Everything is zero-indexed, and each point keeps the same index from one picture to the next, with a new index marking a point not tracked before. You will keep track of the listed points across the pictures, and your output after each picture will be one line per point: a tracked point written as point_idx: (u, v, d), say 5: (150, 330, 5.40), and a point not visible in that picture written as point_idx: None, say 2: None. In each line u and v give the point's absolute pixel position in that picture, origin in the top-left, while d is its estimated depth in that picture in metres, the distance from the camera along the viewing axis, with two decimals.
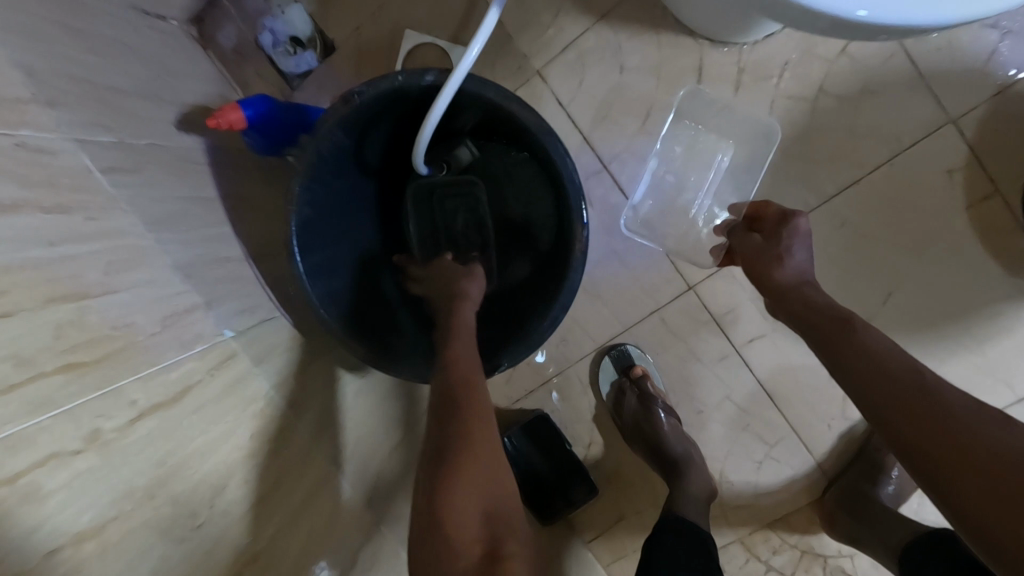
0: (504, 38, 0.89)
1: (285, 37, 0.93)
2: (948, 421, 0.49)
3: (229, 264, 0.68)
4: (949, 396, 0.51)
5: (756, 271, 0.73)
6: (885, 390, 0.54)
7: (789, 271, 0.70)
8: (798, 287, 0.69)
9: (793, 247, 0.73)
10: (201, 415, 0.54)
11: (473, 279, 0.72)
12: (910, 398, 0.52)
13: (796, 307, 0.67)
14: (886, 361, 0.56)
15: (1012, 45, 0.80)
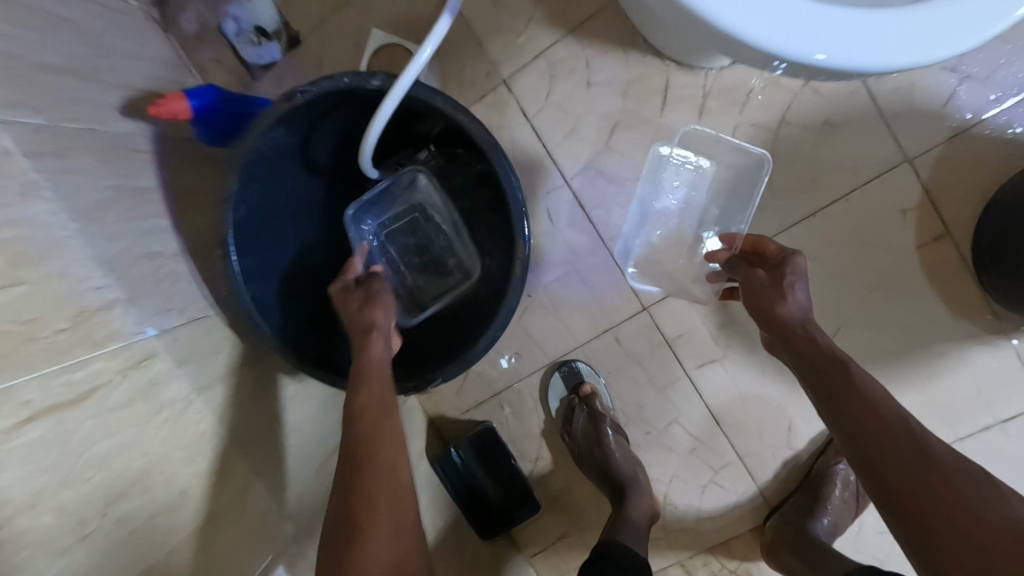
0: (471, 44, 0.88)
1: (250, 25, 0.90)
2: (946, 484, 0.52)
3: (161, 259, 0.66)
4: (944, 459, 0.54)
5: (756, 307, 0.72)
6: (883, 445, 0.56)
7: (794, 308, 0.69)
8: (804, 326, 0.67)
9: (795, 284, 0.71)
10: (104, 421, 0.50)
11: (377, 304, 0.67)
12: (907, 457, 0.55)
13: (799, 347, 0.66)
14: (886, 418, 0.58)
15: (971, 89, 0.79)
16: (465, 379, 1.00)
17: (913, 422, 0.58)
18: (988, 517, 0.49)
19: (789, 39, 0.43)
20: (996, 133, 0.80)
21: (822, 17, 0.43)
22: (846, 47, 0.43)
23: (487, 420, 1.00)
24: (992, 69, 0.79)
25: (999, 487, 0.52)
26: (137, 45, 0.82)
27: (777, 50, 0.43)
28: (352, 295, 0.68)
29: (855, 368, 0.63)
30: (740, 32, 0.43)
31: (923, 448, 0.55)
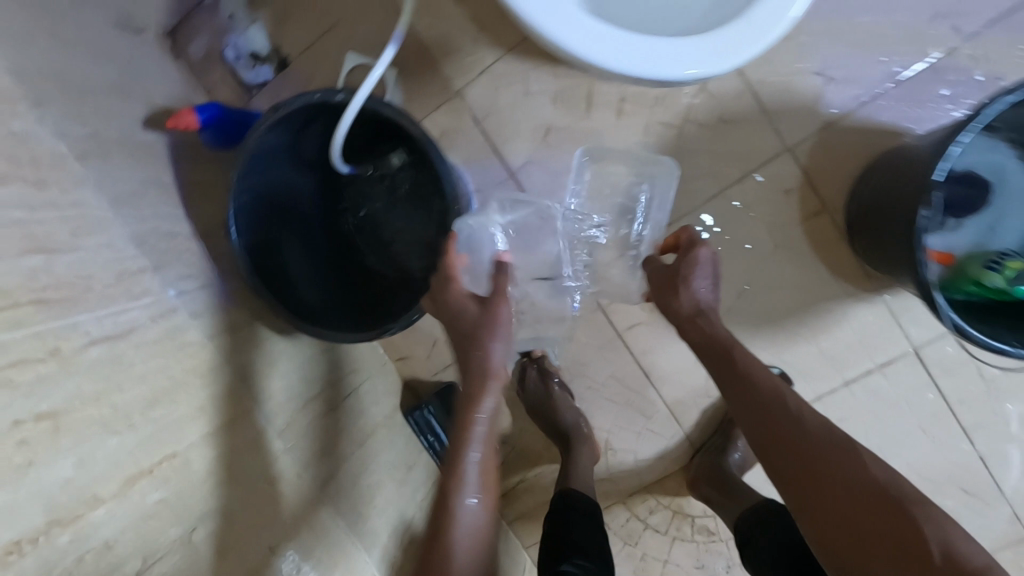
0: (429, 63, 1.06)
1: (246, 52, 1.10)
2: (814, 454, 0.69)
3: (179, 239, 0.83)
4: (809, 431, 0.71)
5: (663, 299, 0.87)
6: (765, 423, 0.73)
7: (686, 303, 0.84)
8: (693, 320, 0.84)
9: (694, 274, 0.84)
10: (142, 350, 0.67)
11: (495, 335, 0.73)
12: (783, 432, 0.72)
13: (694, 338, 0.83)
14: (765, 397, 0.75)
15: (836, 88, 0.96)
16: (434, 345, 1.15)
17: (789, 400, 0.74)
18: (851, 477, 0.67)
19: (669, 69, 0.60)
20: (861, 124, 0.97)
21: (683, 49, 0.60)
22: (709, 60, 0.59)
23: (454, 381, 1.16)
24: (853, 71, 0.95)
25: (856, 447, 0.69)
26: (154, 70, 1.00)
27: (663, 77, 0.60)
28: (474, 317, 0.74)
29: (738, 354, 0.79)
30: (630, 71, 0.60)
31: (794, 420, 0.72)
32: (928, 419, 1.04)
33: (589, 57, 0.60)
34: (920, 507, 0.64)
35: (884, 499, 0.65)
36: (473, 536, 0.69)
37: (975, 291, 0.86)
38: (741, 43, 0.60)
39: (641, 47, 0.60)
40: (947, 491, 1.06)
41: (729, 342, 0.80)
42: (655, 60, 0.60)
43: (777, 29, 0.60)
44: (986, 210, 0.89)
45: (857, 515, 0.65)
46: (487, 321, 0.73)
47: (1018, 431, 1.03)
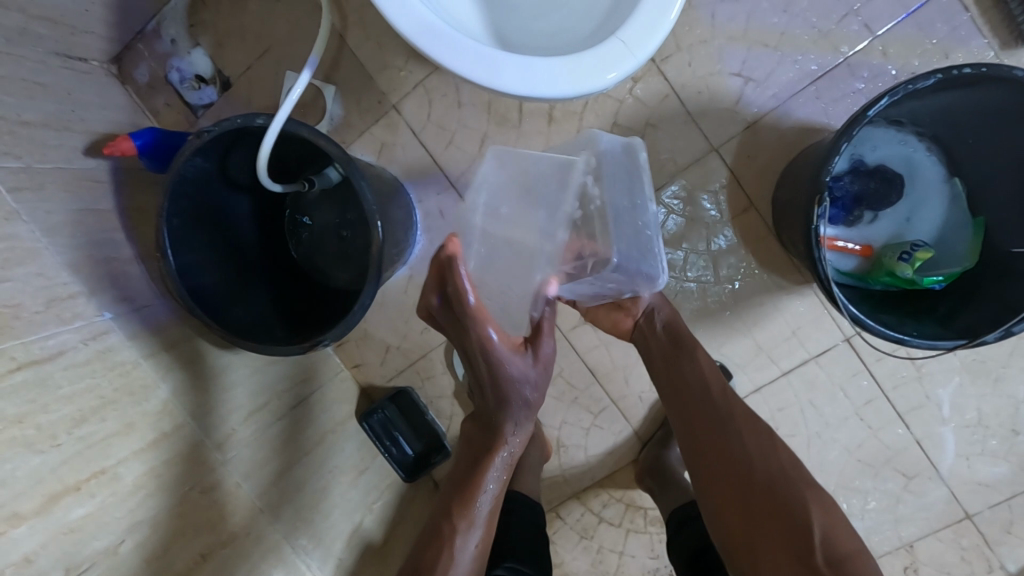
0: (366, 79, 1.09)
1: (191, 75, 1.14)
2: (734, 441, 0.76)
3: (118, 263, 0.87)
4: (738, 422, 0.77)
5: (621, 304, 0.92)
6: (699, 412, 0.79)
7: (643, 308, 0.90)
8: (652, 322, 0.91)
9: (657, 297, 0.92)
10: (69, 372, 0.71)
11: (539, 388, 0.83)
12: (710, 421, 0.78)
13: (653, 338, 0.89)
14: (707, 387, 0.81)
15: (755, 89, 0.99)
16: (387, 351, 1.18)
17: (730, 395, 0.81)
18: (764, 465, 0.73)
19: (588, 80, 0.61)
20: (782, 121, 0.99)
21: (592, 61, 0.61)
22: (622, 61, 0.61)
23: (407, 385, 1.19)
24: (770, 71, 0.98)
25: (777, 445, 0.76)
26: (98, 98, 1.04)
27: (589, 89, 0.61)
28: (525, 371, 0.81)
29: (692, 352, 0.86)
30: (554, 93, 0.62)
31: (727, 411, 0.79)
32: (862, 404, 1.07)
33: (508, 89, 0.62)
34: (816, 499, 0.70)
35: (788, 490, 0.71)
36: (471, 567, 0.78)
37: (889, 281, 0.88)
38: (624, 53, 0.61)
39: (552, 70, 0.62)
40: (885, 474, 1.09)
41: (684, 341, 0.88)
42: (572, 73, 0.61)
43: (656, 39, 0.61)
44: (900, 202, 0.91)
45: (760, 504, 0.70)
46: (533, 376, 0.82)
47: (950, 414, 1.06)
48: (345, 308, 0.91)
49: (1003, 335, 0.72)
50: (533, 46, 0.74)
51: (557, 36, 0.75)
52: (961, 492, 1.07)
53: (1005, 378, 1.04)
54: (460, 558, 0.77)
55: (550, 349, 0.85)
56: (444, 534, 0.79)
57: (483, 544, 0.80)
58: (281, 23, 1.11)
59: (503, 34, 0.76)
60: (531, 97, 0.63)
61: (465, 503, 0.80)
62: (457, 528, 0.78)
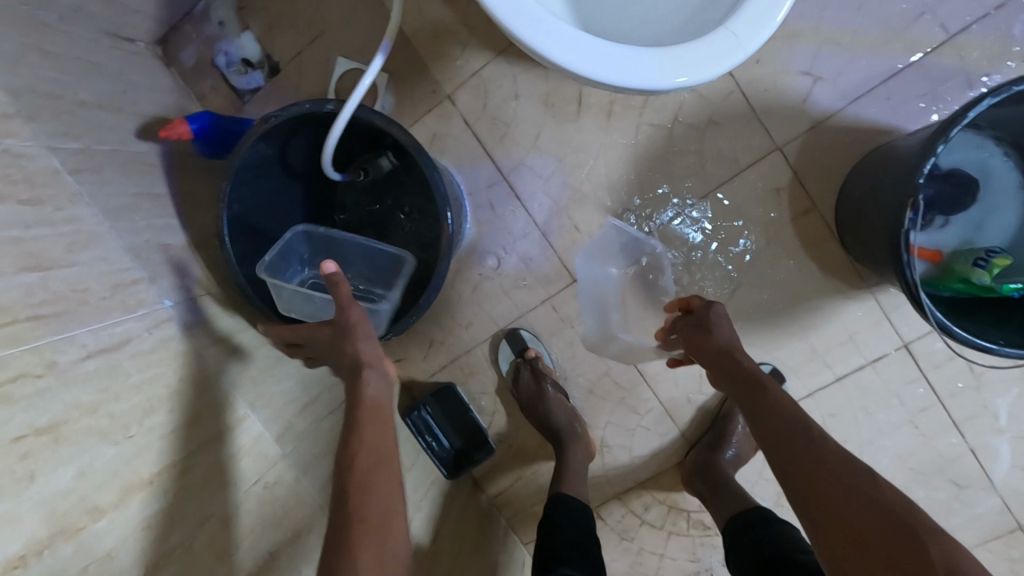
0: (420, 68, 1.07)
1: (238, 59, 1.11)
2: (829, 476, 0.64)
3: (173, 250, 0.85)
4: (828, 451, 0.66)
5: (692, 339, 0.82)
6: (784, 445, 0.68)
7: (719, 337, 0.79)
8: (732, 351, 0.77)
9: (720, 320, 0.81)
10: (137, 362, 0.69)
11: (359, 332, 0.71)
12: (799, 455, 0.66)
13: (716, 365, 0.78)
14: (786, 418, 0.70)
15: (823, 88, 0.97)
16: (431, 347, 1.17)
17: (808, 421, 0.69)
18: (870, 503, 0.61)
19: (672, 76, 0.59)
20: (849, 122, 0.97)
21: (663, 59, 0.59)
22: (729, 56, 0.58)
23: (449, 381, 1.17)
24: (841, 70, 0.96)
25: (877, 478, 0.64)
26: (146, 79, 1.01)
27: (645, 85, 0.59)
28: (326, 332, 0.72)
29: (765, 379, 0.75)
30: (614, 81, 0.59)
31: (816, 443, 0.67)
32: (917, 411, 1.06)
33: (596, 76, 0.59)
34: (939, 542, 0.57)
35: (902, 529, 0.58)
36: (370, 526, 0.60)
37: (962, 287, 0.86)
38: (725, 48, 0.59)
39: (644, 61, 0.59)
40: (937, 484, 1.08)
41: (752, 365, 0.76)
42: (642, 68, 0.59)
43: (765, 34, 0.59)
44: (972, 208, 0.89)
45: (877, 550, 0.58)
46: (346, 331, 0.71)
47: (1006, 424, 1.04)
48: (406, 301, 0.89)
49: None
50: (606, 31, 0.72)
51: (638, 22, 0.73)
52: (1014, 503, 1.06)
53: None
54: (361, 513, 0.61)
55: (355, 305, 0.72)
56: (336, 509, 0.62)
57: (380, 490, 0.63)
58: (334, 7, 1.09)
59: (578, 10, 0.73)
60: (620, 87, 0.60)
61: (343, 458, 0.65)
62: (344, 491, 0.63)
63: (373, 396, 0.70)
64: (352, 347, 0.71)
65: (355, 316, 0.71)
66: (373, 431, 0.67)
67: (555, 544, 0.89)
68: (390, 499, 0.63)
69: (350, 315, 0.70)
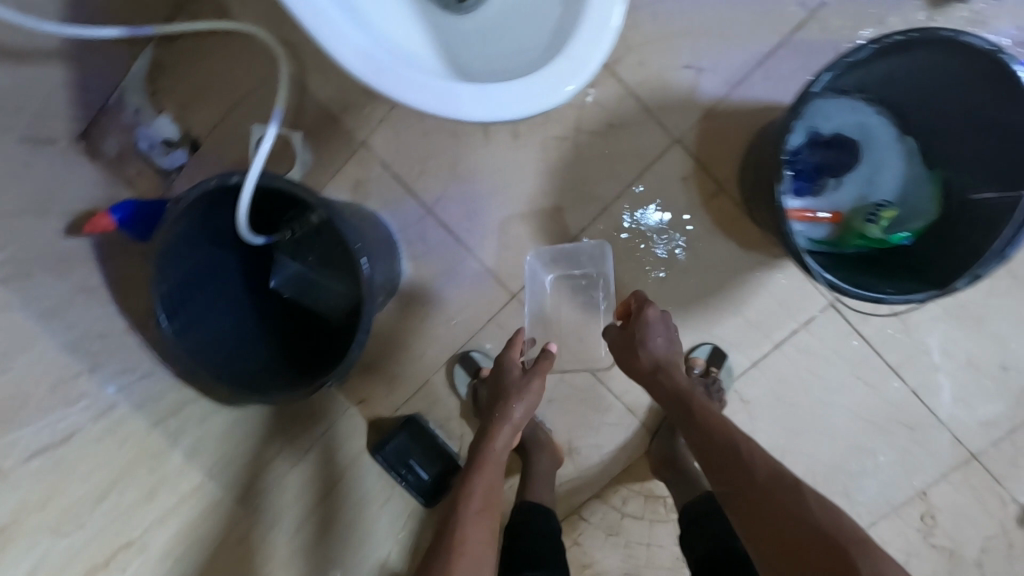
0: (331, 120, 1.11)
1: (158, 140, 1.16)
2: (757, 490, 0.74)
3: (113, 336, 0.88)
4: (754, 465, 0.76)
5: (625, 360, 0.94)
6: (720, 464, 0.78)
7: (647, 358, 0.91)
8: (656, 372, 0.90)
9: (651, 334, 0.92)
10: (85, 451, 0.72)
11: (526, 391, 0.97)
12: (731, 473, 0.77)
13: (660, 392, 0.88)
14: (719, 438, 0.80)
15: (707, 78, 1.03)
16: (390, 383, 1.20)
17: (739, 442, 0.79)
18: (792, 510, 0.70)
19: (535, 101, 0.63)
20: (737, 105, 1.03)
21: (522, 87, 0.64)
22: (576, 75, 0.63)
23: (415, 412, 1.21)
24: (720, 58, 1.02)
25: (800, 486, 0.73)
26: (70, 176, 1.05)
27: (514, 116, 0.64)
28: (516, 373, 1.00)
29: (699, 402, 0.85)
30: (487, 116, 0.64)
31: (743, 460, 0.77)
32: (857, 363, 1.10)
33: (469, 116, 0.64)
34: (855, 541, 0.66)
35: (819, 533, 0.67)
36: (480, 532, 0.80)
37: (862, 243, 0.92)
38: (574, 69, 0.63)
39: (507, 94, 0.64)
40: (890, 429, 1.12)
41: (689, 390, 0.87)
42: (493, 101, 0.64)
43: (603, 47, 0.63)
44: (860, 167, 0.95)
45: (798, 553, 0.67)
46: (524, 386, 0.97)
47: (941, 360, 1.09)
48: (345, 346, 0.92)
49: (972, 280, 0.74)
50: (449, 60, 0.77)
51: (485, 56, 0.79)
52: (964, 434, 1.11)
53: (989, 320, 1.06)
54: (462, 541, 0.78)
55: (541, 378, 0.99)
56: (441, 540, 0.79)
57: (487, 528, 0.81)
58: (242, 77, 1.13)
59: (433, 37, 0.78)
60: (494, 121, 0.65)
61: (462, 492, 0.85)
62: (455, 527, 0.80)
63: (503, 449, 0.92)
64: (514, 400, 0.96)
65: (536, 386, 0.98)
66: (492, 480, 0.87)
67: (519, 549, 0.93)
68: (484, 548, 0.79)
69: (535, 380, 0.98)
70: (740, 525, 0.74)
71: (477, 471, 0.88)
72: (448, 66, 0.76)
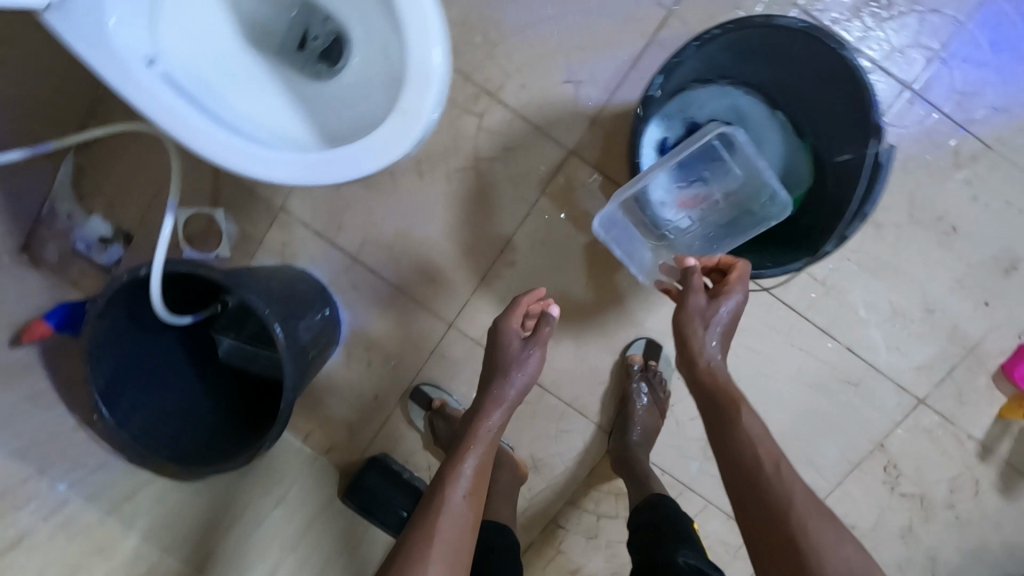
0: (248, 192, 1.17)
1: (94, 240, 1.22)
2: (796, 525, 0.71)
3: (64, 435, 0.93)
4: (795, 495, 0.74)
5: (682, 330, 0.84)
6: (756, 486, 0.75)
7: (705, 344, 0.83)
8: (711, 362, 0.83)
9: (716, 322, 0.83)
10: (33, 553, 0.80)
11: (523, 363, 0.90)
12: (767, 499, 0.74)
13: (704, 380, 0.83)
14: (763, 457, 0.76)
15: (586, 89, 1.07)
16: (351, 428, 1.24)
17: (781, 463, 0.76)
18: (827, 552, 0.70)
19: (378, 156, 0.69)
20: (620, 109, 1.07)
21: (365, 145, 0.69)
22: (409, 125, 0.67)
23: (380, 452, 1.25)
24: (596, 68, 1.06)
25: (834, 521, 0.73)
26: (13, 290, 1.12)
27: (360, 173, 0.70)
28: (516, 337, 0.92)
29: (745, 407, 0.80)
30: (340, 177, 0.70)
31: (787, 488, 0.74)
32: (790, 331, 1.12)
33: (323, 181, 0.70)
34: None
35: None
36: (460, 517, 0.80)
37: None
38: (407, 121, 0.67)
39: (352, 154, 0.69)
40: (835, 389, 1.14)
41: (735, 392, 0.81)
42: (342, 163, 0.70)
43: (433, 94, 0.67)
44: None
45: None
46: (522, 356, 0.90)
47: (868, 314, 1.10)
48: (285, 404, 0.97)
49: (839, 242, 0.77)
50: (317, 126, 0.84)
51: (346, 110, 0.84)
52: (906, 381, 1.12)
53: (905, 267, 1.08)
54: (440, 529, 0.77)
55: (541, 346, 0.92)
56: (416, 529, 0.78)
57: (469, 513, 0.81)
58: (160, 167, 1.20)
59: (300, 107, 0.85)
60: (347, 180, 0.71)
61: (443, 478, 0.83)
62: (434, 516, 0.79)
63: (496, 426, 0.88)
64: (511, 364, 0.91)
65: (534, 354, 0.91)
66: (482, 460, 0.85)
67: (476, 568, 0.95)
68: (462, 536, 0.79)
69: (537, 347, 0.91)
70: (756, 546, 0.74)
71: (465, 453, 0.85)
72: (310, 133, 0.83)
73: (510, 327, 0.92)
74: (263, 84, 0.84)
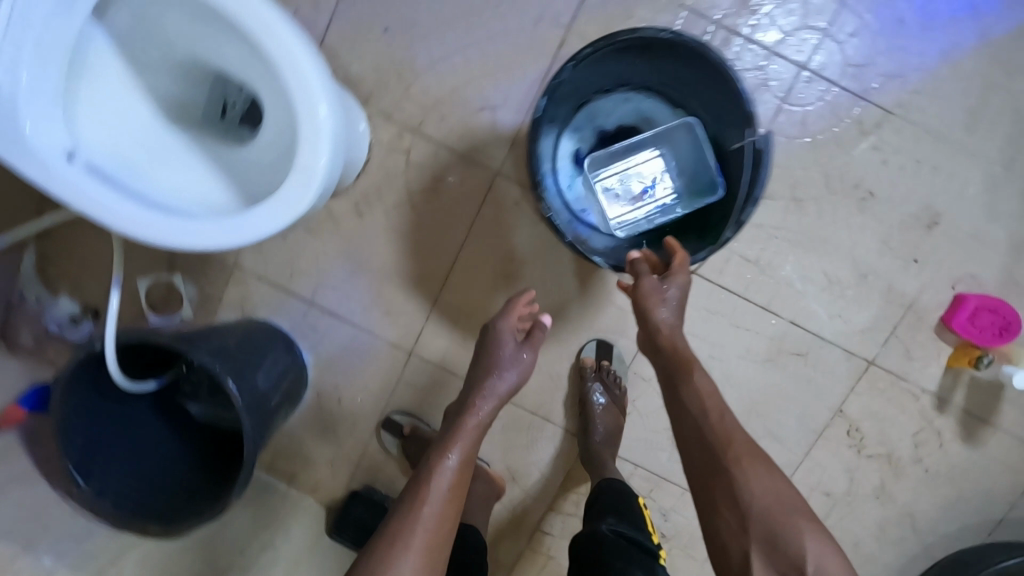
0: (202, 255, 1.23)
1: (65, 319, 1.27)
2: (734, 465, 0.75)
3: (48, 511, 0.98)
4: (736, 438, 0.77)
5: (638, 307, 0.86)
6: (699, 433, 0.78)
7: (660, 320, 0.85)
8: (667, 326, 0.85)
9: (669, 300, 0.86)
10: None
11: (515, 364, 0.96)
12: (709, 445, 0.77)
13: (654, 338, 0.86)
14: (707, 405, 0.79)
15: (502, 112, 1.13)
16: (331, 465, 1.28)
17: (724, 409, 0.80)
18: (762, 490, 0.73)
19: (284, 214, 0.74)
20: None
21: (271, 206, 0.74)
22: (305, 183, 0.73)
23: (362, 485, 1.28)
24: (508, 92, 1.12)
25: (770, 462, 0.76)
26: None
27: (271, 230, 0.75)
28: (511, 336, 0.97)
29: (693, 362, 0.83)
30: (252, 238, 0.75)
31: (727, 432, 0.77)
32: (733, 313, 1.16)
33: (237, 243, 0.76)
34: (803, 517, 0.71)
35: (781, 513, 0.71)
36: (442, 502, 0.82)
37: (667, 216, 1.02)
38: (304, 179, 0.73)
39: (260, 216, 0.75)
40: (786, 363, 1.17)
41: (684, 347, 0.85)
42: (250, 224, 0.75)
43: (322, 153, 0.73)
44: None
45: (761, 531, 0.71)
46: (515, 357, 0.96)
47: (804, 286, 1.14)
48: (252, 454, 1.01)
49: (737, 227, 0.82)
50: (237, 190, 0.89)
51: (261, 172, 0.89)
52: (853, 345, 1.15)
53: (832, 237, 1.12)
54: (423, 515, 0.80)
55: (531, 350, 0.98)
56: (401, 513, 0.81)
57: (453, 499, 0.83)
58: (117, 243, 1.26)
59: (219, 175, 0.90)
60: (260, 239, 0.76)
61: (431, 463, 0.85)
62: (419, 500, 0.81)
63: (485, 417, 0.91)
64: (501, 358, 0.96)
65: (525, 358, 0.97)
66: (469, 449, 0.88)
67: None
68: (444, 522, 0.81)
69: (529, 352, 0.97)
70: (697, 485, 0.78)
71: (454, 440, 0.88)
72: (231, 197, 0.88)
73: (505, 329, 0.98)
74: (184, 158, 0.90)
